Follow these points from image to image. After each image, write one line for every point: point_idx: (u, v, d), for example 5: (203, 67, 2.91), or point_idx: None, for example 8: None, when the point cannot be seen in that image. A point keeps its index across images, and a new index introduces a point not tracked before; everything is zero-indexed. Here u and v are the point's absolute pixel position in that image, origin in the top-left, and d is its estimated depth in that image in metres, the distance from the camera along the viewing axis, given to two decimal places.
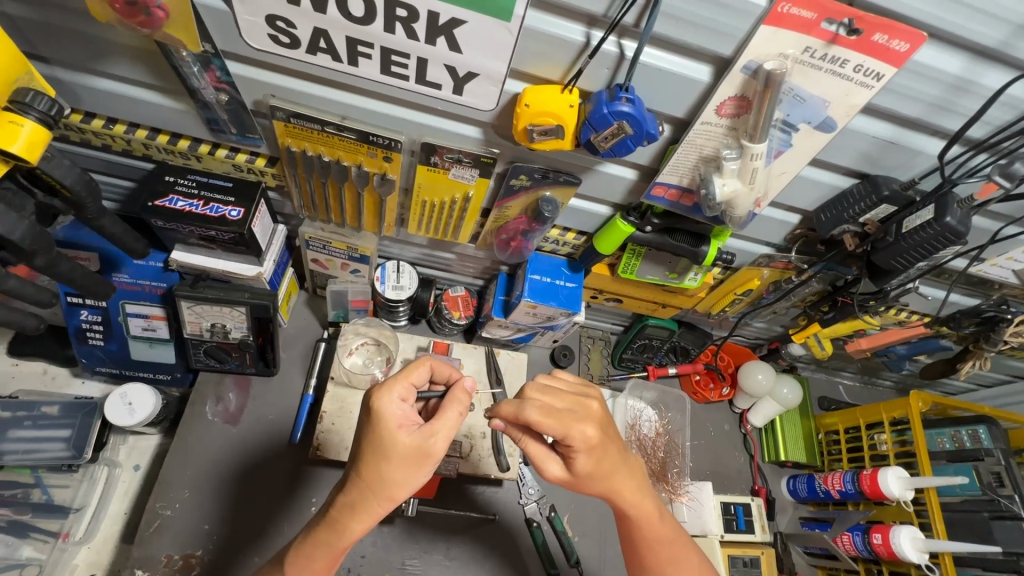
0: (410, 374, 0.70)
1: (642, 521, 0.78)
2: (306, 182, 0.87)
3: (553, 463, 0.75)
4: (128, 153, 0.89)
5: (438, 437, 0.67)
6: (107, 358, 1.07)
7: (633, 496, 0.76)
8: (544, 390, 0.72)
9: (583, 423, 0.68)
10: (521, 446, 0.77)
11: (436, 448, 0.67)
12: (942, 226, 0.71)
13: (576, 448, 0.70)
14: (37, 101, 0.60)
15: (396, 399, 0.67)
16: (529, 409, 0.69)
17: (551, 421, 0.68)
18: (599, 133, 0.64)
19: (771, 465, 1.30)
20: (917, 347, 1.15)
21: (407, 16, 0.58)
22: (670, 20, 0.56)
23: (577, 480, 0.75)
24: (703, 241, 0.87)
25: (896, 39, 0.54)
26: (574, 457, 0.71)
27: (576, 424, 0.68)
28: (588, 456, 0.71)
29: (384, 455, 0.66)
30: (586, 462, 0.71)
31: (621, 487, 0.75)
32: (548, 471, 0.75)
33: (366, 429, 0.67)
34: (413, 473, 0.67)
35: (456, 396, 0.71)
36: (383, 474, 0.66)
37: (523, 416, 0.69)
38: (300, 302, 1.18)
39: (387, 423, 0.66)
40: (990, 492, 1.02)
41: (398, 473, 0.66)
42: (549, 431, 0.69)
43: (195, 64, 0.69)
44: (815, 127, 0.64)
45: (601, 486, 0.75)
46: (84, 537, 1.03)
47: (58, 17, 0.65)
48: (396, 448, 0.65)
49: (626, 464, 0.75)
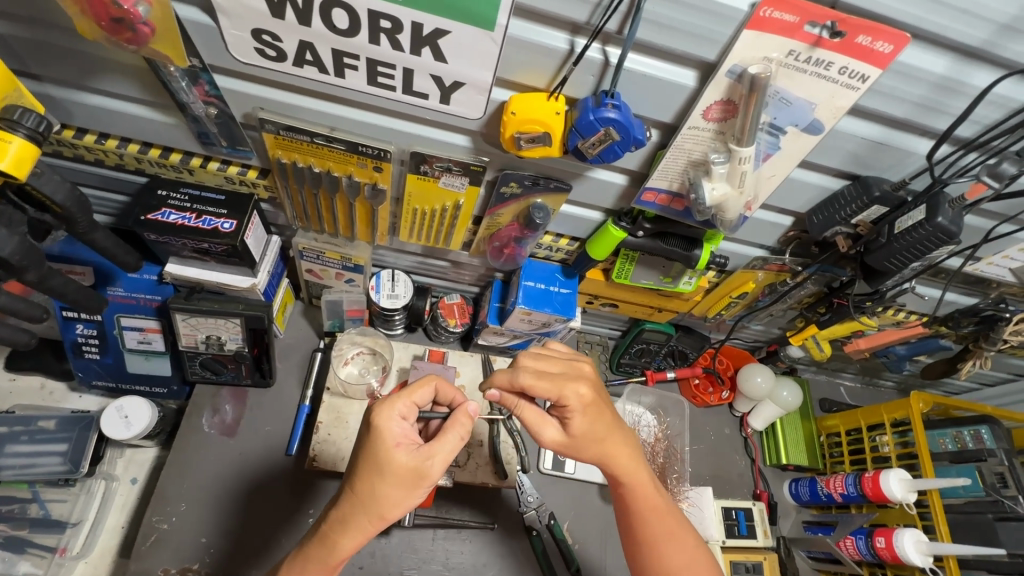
0: (412, 392, 0.71)
1: (636, 491, 0.79)
2: (298, 193, 0.87)
3: (549, 428, 0.77)
4: (121, 168, 0.89)
5: (436, 460, 0.67)
6: (103, 372, 1.07)
7: (628, 458, 0.78)
8: (537, 357, 0.77)
9: (575, 382, 0.74)
10: (517, 414, 0.77)
11: (433, 470, 0.67)
12: (934, 226, 0.71)
13: (571, 407, 0.74)
14: (26, 119, 0.60)
15: (396, 416, 0.68)
16: (522, 374, 0.74)
17: (544, 383, 0.73)
18: (586, 140, 0.64)
19: (772, 469, 1.29)
20: (917, 347, 1.14)
21: (391, 27, 0.58)
22: (653, 26, 0.56)
23: (572, 445, 0.77)
24: (695, 245, 0.86)
25: (880, 41, 0.54)
26: (570, 417, 0.75)
27: (568, 383, 0.74)
28: (583, 415, 0.75)
29: (379, 471, 0.66)
30: (582, 422, 0.75)
31: (616, 452, 0.77)
32: (542, 435, 0.77)
33: (364, 444, 0.68)
34: (407, 492, 0.66)
35: (459, 418, 0.70)
36: (376, 493, 0.66)
37: (517, 381, 0.74)
38: (296, 312, 1.18)
39: (385, 440, 0.66)
40: (994, 493, 1.01)
41: (392, 492, 0.66)
42: (544, 393, 0.74)
43: (183, 78, 0.69)
44: (802, 130, 0.64)
45: (594, 450, 0.77)
46: (82, 552, 1.03)
47: (47, 35, 0.65)
48: (391, 466, 0.65)
49: (620, 428, 0.78)
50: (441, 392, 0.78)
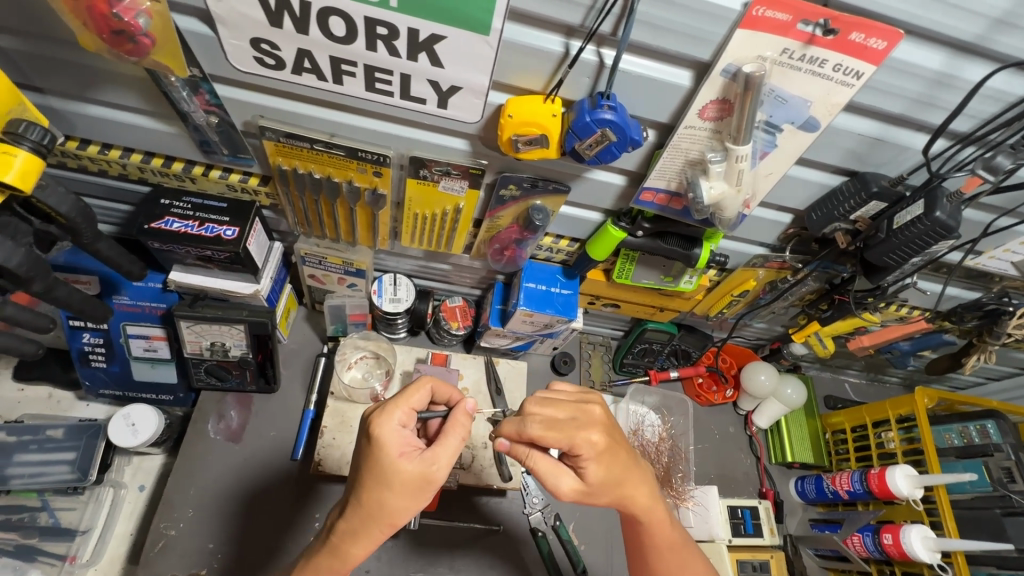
0: (409, 398, 0.70)
1: (654, 528, 0.79)
2: (299, 200, 0.88)
3: (565, 477, 0.74)
4: (124, 177, 0.90)
5: (440, 463, 0.67)
6: (110, 380, 1.08)
7: (646, 500, 0.76)
8: (543, 403, 0.74)
9: (586, 431, 0.70)
10: (528, 465, 0.74)
11: (439, 475, 0.67)
12: (932, 221, 0.71)
13: (585, 457, 0.72)
14: (30, 131, 0.61)
15: (396, 425, 0.67)
16: (530, 425, 0.71)
17: (554, 434, 0.70)
18: (583, 141, 0.64)
19: (778, 467, 1.28)
20: (921, 343, 1.14)
21: (387, 34, 0.59)
22: (646, 27, 0.56)
23: (591, 492, 0.74)
24: (695, 244, 0.87)
25: (872, 37, 0.54)
26: (584, 467, 0.72)
27: (579, 433, 0.70)
28: (598, 463, 0.72)
29: (385, 482, 0.66)
30: (597, 471, 0.72)
31: (633, 493, 0.76)
32: (559, 486, 0.73)
33: (366, 455, 0.67)
34: (414, 498, 0.67)
35: (459, 420, 0.71)
36: (385, 503, 0.66)
37: (526, 433, 0.72)
38: (299, 317, 1.19)
39: (388, 451, 0.66)
40: (1001, 488, 1.01)
41: (400, 499, 0.67)
42: (554, 443, 0.71)
43: (184, 88, 0.70)
44: (799, 127, 0.64)
45: (611, 497, 0.75)
46: (91, 559, 1.04)
47: (50, 48, 0.67)
48: (397, 475, 0.66)
49: (631, 468, 0.75)
50: (436, 392, 0.78)
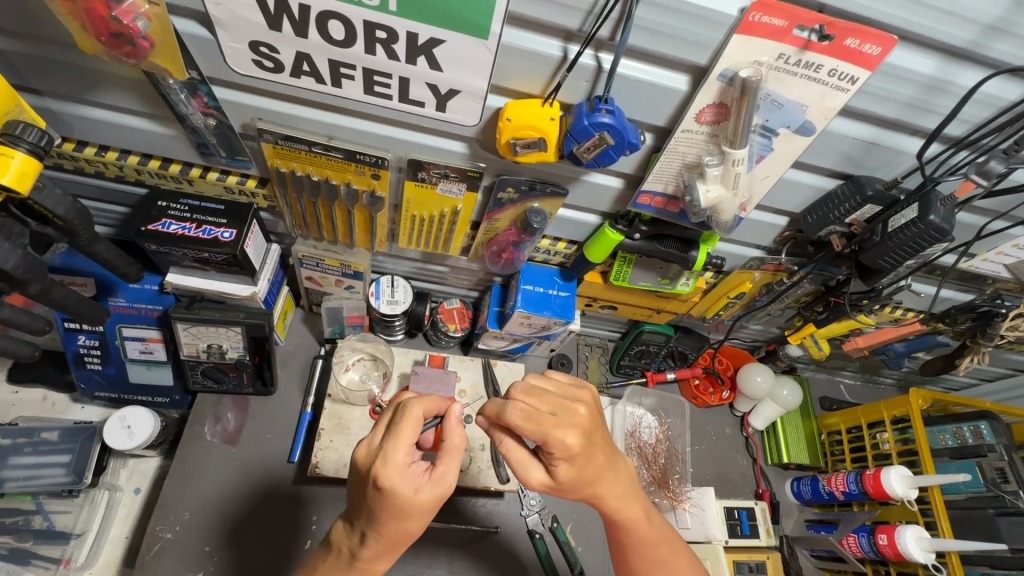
0: (404, 428, 0.65)
1: (629, 526, 0.79)
2: (296, 202, 0.88)
3: (536, 469, 0.74)
4: (121, 179, 0.90)
5: (452, 482, 0.66)
6: (106, 383, 1.08)
7: (615, 496, 0.76)
8: (530, 392, 0.72)
9: (563, 428, 0.68)
10: (501, 449, 0.74)
11: (451, 493, 0.67)
12: (926, 224, 0.72)
13: (557, 455, 0.70)
14: (27, 133, 0.61)
15: (403, 467, 0.63)
16: (511, 412, 0.69)
17: (531, 426, 0.68)
18: (581, 144, 0.65)
19: (774, 468, 1.29)
20: (915, 344, 1.15)
21: (387, 37, 0.59)
22: (644, 32, 0.57)
23: (559, 488, 0.74)
24: (692, 246, 0.87)
25: (867, 43, 0.54)
26: (556, 466, 0.71)
27: (557, 429, 0.68)
28: (569, 464, 0.71)
29: (401, 516, 0.64)
30: (568, 470, 0.71)
31: (605, 491, 0.75)
32: (527, 477, 0.74)
33: (378, 503, 0.63)
34: (429, 515, 0.66)
35: (452, 425, 0.68)
36: (405, 531, 0.65)
37: (504, 418, 0.70)
38: (296, 319, 1.19)
39: (401, 493, 0.62)
40: (995, 488, 1.01)
41: (419, 523, 0.66)
42: (528, 435, 0.69)
43: (182, 90, 0.70)
44: (794, 131, 0.65)
45: (578, 493, 0.75)
46: (86, 562, 1.03)
47: (47, 50, 0.66)
48: (417, 507, 0.64)
49: (604, 471, 0.74)
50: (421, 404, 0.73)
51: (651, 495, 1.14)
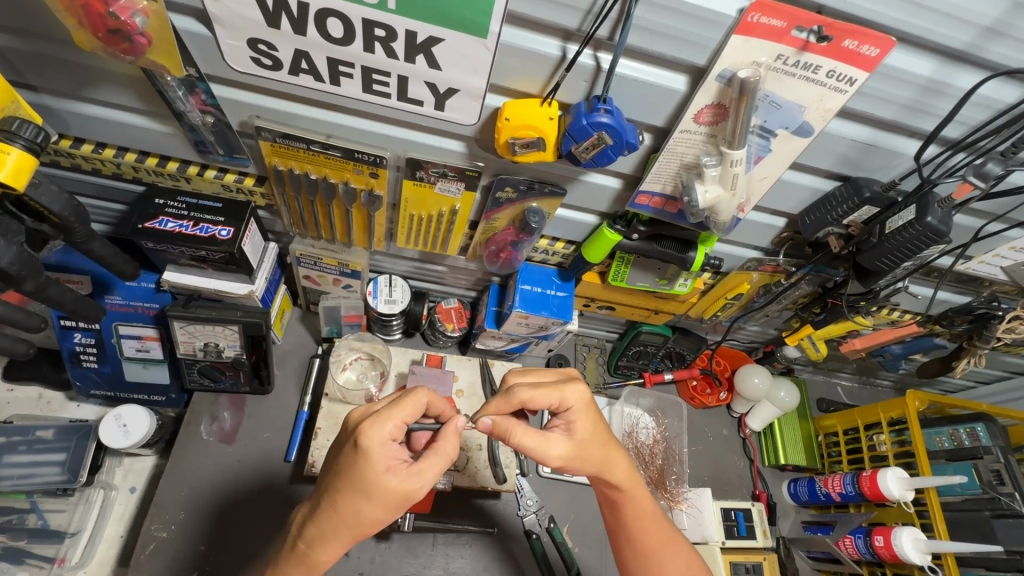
0: (402, 410, 0.68)
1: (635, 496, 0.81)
2: (295, 201, 0.88)
3: (554, 444, 0.74)
4: (118, 177, 0.90)
5: (425, 479, 0.67)
6: (101, 381, 1.07)
7: (625, 472, 0.78)
8: (525, 374, 0.81)
9: (574, 384, 0.77)
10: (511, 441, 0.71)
11: (406, 487, 0.66)
12: (924, 226, 0.72)
13: (574, 408, 0.76)
14: (23, 130, 0.61)
15: (386, 439, 0.66)
16: (519, 389, 0.75)
17: (544, 392, 0.75)
18: (579, 144, 0.65)
19: (771, 469, 1.29)
20: (912, 346, 1.15)
21: (385, 35, 0.59)
22: (643, 32, 0.57)
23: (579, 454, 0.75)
24: (690, 247, 0.87)
25: (866, 44, 0.54)
26: (573, 420, 0.76)
27: (568, 385, 0.76)
28: (586, 417, 0.76)
29: (364, 492, 0.66)
30: (585, 425, 0.76)
31: (615, 460, 0.78)
32: (548, 453, 0.73)
33: (351, 462, 0.66)
34: (389, 512, 0.67)
35: (448, 432, 0.70)
36: (356, 510, 0.66)
37: (515, 397, 0.75)
38: (294, 318, 1.19)
39: (375, 464, 0.65)
40: (991, 490, 1.01)
41: (375, 510, 0.66)
42: (544, 401, 0.75)
43: (180, 87, 0.70)
44: (793, 132, 0.65)
45: (593, 465, 0.76)
46: (80, 562, 1.03)
47: (44, 46, 0.66)
48: (382, 490, 0.65)
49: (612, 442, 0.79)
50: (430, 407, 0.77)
51: (648, 495, 1.14)
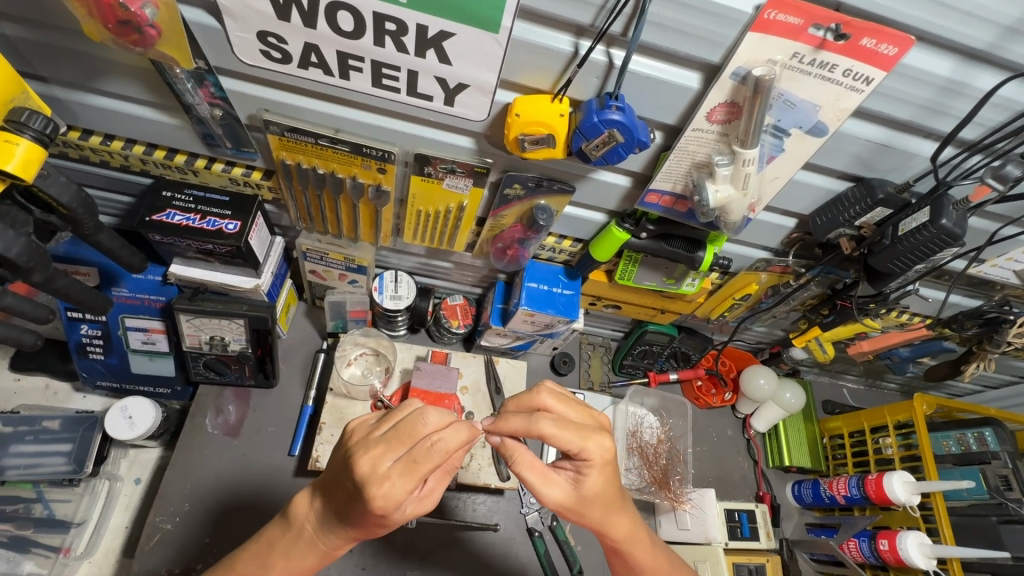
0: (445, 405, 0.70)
1: (638, 554, 0.78)
2: (301, 194, 0.87)
3: (554, 487, 0.71)
4: (126, 169, 0.90)
5: (433, 453, 0.60)
6: (107, 372, 1.07)
7: (632, 535, 0.76)
8: (561, 388, 0.76)
9: (600, 435, 0.69)
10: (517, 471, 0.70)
11: (425, 463, 0.60)
12: (938, 228, 0.71)
13: (591, 462, 0.69)
14: (33, 121, 0.61)
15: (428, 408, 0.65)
16: (542, 422, 0.68)
17: (569, 435, 0.68)
18: (589, 142, 0.64)
19: (775, 471, 1.29)
20: (921, 349, 1.14)
21: (396, 29, 0.58)
22: (657, 28, 0.56)
23: (579, 504, 0.71)
24: (699, 247, 0.87)
25: (884, 43, 0.53)
26: (585, 475, 0.70)
27: (593, 437, 0.69)
28: (600, 474, 0.70)
29: (384, 446, 0.62)
30: (596, 483, 0.70)
31: (619, 534, 0.76)
32: (546, 496, 0.71)
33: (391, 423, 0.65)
34: (395, 479, 0.61)
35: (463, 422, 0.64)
36: (376, 463, 0.61)
37: (536, 403, 0.74)
38: (300, 313, 1.19)
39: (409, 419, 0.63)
40: (998, 496, 1.00)
41: (384, 468, 0.61)
42: (566, 444, 0.68)
43: (189, 80, 0.69)
44: (806, 132, 0.64)
45: (594, 517, 0.73)
46: (85, 552, 1.03)
47: (53, 36, 0.66)
48: (397, 440, 0.62)
49: (620, 507, 0.75)
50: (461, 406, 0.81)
51: (651, 495, 1.13)
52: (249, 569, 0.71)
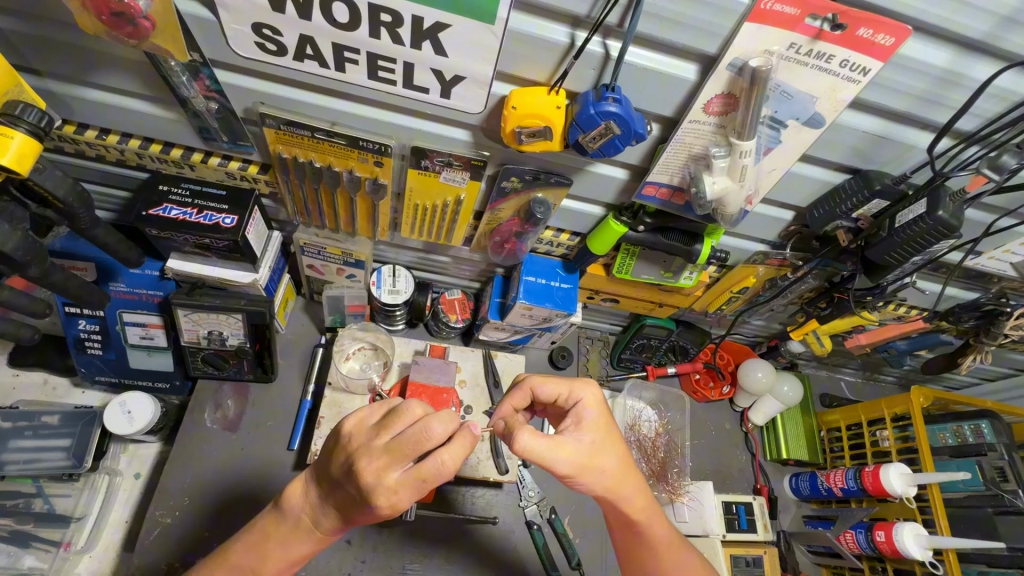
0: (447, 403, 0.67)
1: (649, 520, 0.78)
2: (298, 188, 0.87)
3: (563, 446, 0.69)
4: (122, 163, 0.89)
5: (438, 469, 0.61)
6: (106, 367, 1.07)
7: (641, 497, 0.76)
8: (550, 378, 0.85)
9: (587, 381, 0.77)
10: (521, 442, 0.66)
11: (430, 476, 0.61)
12: (935, 220, 0.71)
13: (586, 404, 0.75)
14: (27, 114, 0.61)
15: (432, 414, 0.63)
16: (531, 377, 0.79)
17: (555, 382, 0.77)
18: (586, 134, 0.64)
19: (773, 464, 1.29)
20: (918, 342, 1.15)
21: (391, 21, 0.58)
22: (653, 19, 0.56)
23: (590, 461, 0.70)
24: (696, 240, 0.87)
25: (880, 33, 0.53)
26: (582, 419, 0.74)
27: (580, 382, 0.77)
28: (596, 416, 0.74)
29: (387, 454, 0.61)
30: (596, 425, 0.73)
31: (630, 496, 0.75)
32: (558, 458, 0.68)
33: (393, 429, 0.64)
34: (401, 491, 0.62)
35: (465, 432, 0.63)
36: (381, 470, 0.61)
37: (528, 385, 0.79)
38: (298, 308, 1.19)
39: (413, 429, 0.62)
40: (994, 487, 1.01)
41: (389, 478, 0.61)
42: (556, 391, 0.77)
43: (184, 73, 0.69)
44: (803, 123, 0.64)
45: (607, 475, 0.72)
46: (85, 546, 1.03)
47: (47, 30, 0.66)
48: (402, 452, 0.61)
49: (629, 467, 0.75)
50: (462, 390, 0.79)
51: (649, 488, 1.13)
52: (245, 560, 0.71)
